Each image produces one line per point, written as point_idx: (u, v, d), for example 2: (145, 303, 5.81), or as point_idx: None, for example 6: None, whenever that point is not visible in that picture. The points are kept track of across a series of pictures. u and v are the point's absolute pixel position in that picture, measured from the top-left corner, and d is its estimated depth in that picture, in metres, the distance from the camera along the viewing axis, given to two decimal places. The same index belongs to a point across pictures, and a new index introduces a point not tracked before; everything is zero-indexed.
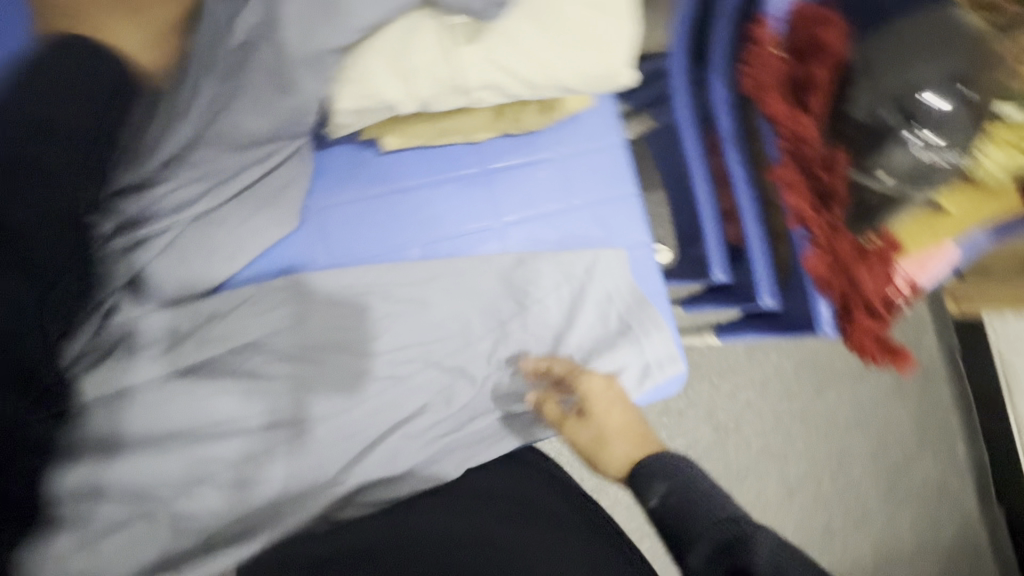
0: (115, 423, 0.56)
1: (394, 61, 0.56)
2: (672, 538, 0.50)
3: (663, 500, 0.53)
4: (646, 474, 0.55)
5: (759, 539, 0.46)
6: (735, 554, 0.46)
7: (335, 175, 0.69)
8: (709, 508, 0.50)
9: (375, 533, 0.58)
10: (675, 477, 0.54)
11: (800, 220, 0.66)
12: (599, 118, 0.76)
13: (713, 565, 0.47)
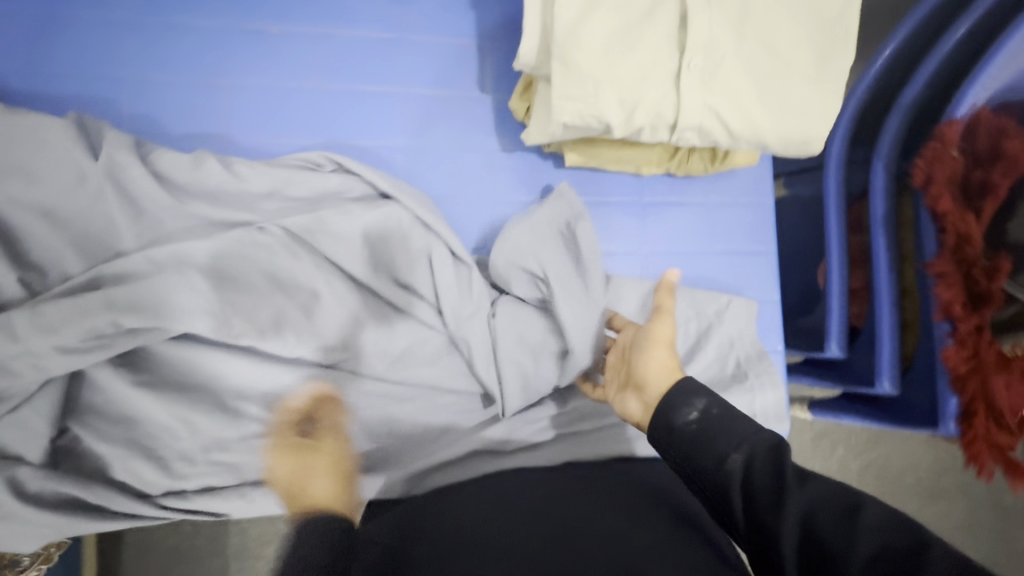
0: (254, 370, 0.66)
1: (621, 86, 0.56)
2: (721, 448, 0.49)
3: (704, 413, 0.52)
4: (682, 389, 0.54)
5: (789, 456, 0.47)
6: (775, 465, 0.47)
7: (511, 177, 0.76)
8: (727, 433, 0.50)
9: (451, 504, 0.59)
10: (717, 394, 0.53)
11: (946, 313, 0.67)
12: (755, 177, 0.80)
13: (753, 475, 0.47)
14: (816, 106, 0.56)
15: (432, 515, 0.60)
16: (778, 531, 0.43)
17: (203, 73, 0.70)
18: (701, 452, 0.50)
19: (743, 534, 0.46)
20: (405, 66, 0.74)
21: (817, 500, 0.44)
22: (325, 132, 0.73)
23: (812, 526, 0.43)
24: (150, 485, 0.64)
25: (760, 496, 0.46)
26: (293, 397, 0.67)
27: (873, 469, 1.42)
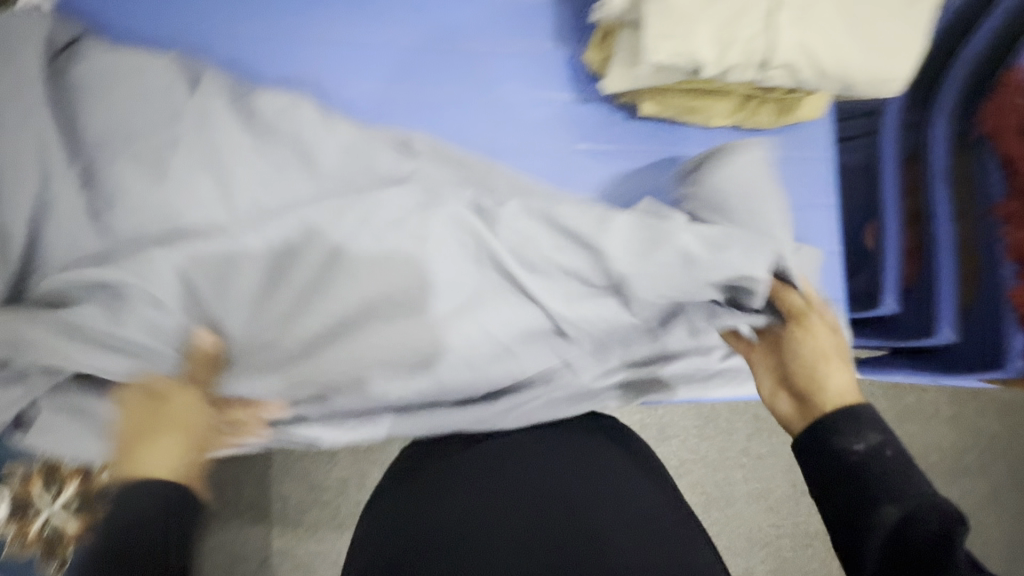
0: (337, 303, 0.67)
1: (716, 24, 0.59)
2: (880, 494, 0.55)
3: (879, 452, 0.58)
4: (840, 421, 0.61)
5: (961, 533, 0.49)
6: (941, 532, 0.50)
7: (585, 126, 0.78)
8: (893, 481, 0.55)
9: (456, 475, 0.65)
10: (898, 444, 0.58)
11: (1016, 254, 0.73)
12: (817, 133, 0.83)
13: (907, 524, 0.52)
14: (903, 47, 0.59)
15: (474, 480, 0.63)
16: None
17: (295, 23, 0.73)
18: (856, 485, 0.56)
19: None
20: (485, 21, 0.77)
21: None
22: (408, 82, 0.75)
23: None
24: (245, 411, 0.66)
25: (908, 550, 0.50)
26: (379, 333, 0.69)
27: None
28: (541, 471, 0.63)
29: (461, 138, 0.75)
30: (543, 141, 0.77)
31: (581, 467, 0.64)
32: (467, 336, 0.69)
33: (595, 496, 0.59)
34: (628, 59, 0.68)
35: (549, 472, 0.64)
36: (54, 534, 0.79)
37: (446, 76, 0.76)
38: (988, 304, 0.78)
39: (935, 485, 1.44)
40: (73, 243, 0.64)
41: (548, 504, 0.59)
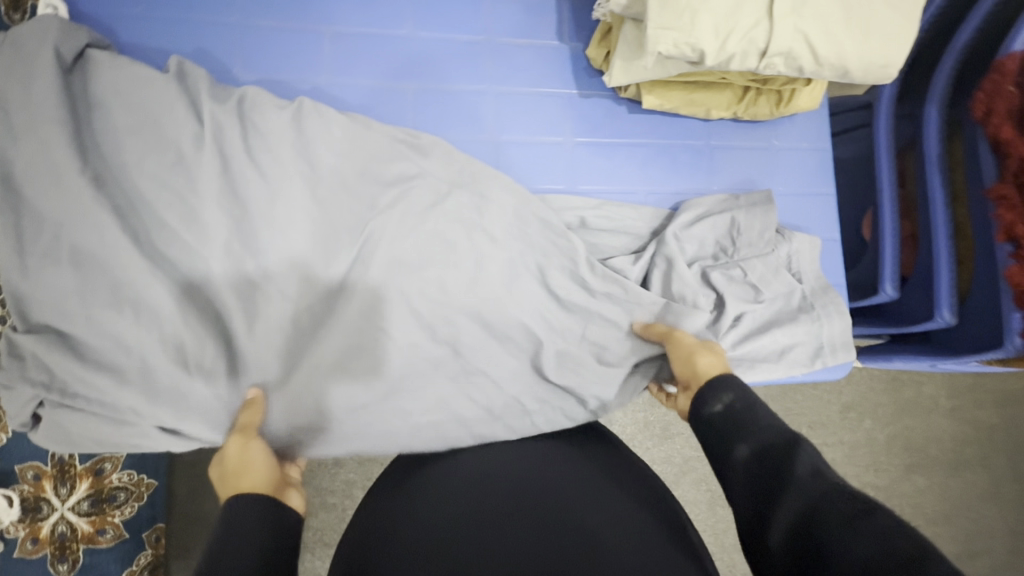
0: (346, 300, 0.67)
1: (717, 15, 0.61)
2: (737, 440, 0.52)
3: (733, 406, 0.55)
4: (713, 384, 0.57)
5: (802, 451, 0.48)
6: (783, 459, 0.48)
7: (589, 120, 0.80)
8: (752, 427, 0.52)
9: (430, 480, 0.59)
10: (747, 392, 0.56)
11: (1008, 234, 0.71)
12: (814, 123, 0.86)
13: (758, 462, 0.49)
14: (896, 35, 0.61)
15: (446, 482, 0.59)
16: (771, 520, 0.46)
17: (303, 22, 0.74)
18: (716, 439, 0.54)
19: (747, 522, 0.48)
20: (490, 17, 0.78)
21: (824, 490, 0.45)
22: (415, 78, 0.76)
23: (811, 519, 0.44)
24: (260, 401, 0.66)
25: (763, 487, 0.48)
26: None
27: (900, 437, 1.45)
28: (510, 472, 0.59)
29: (467, 132, 0.77)
30: (548, 135, 0.79)
31: (567, 475, 0.59)
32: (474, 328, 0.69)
33: (564, 493, 0.56)
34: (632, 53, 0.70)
35: (533, 476, 0.58)
36: (67, 536, 0.77)
37: (453, 73, 0.77)
38: (985, 285, 0.80)
39: (935, 478, 1.45)
40: (62, 245, 0.61)
41: (505, 495, 0.56)
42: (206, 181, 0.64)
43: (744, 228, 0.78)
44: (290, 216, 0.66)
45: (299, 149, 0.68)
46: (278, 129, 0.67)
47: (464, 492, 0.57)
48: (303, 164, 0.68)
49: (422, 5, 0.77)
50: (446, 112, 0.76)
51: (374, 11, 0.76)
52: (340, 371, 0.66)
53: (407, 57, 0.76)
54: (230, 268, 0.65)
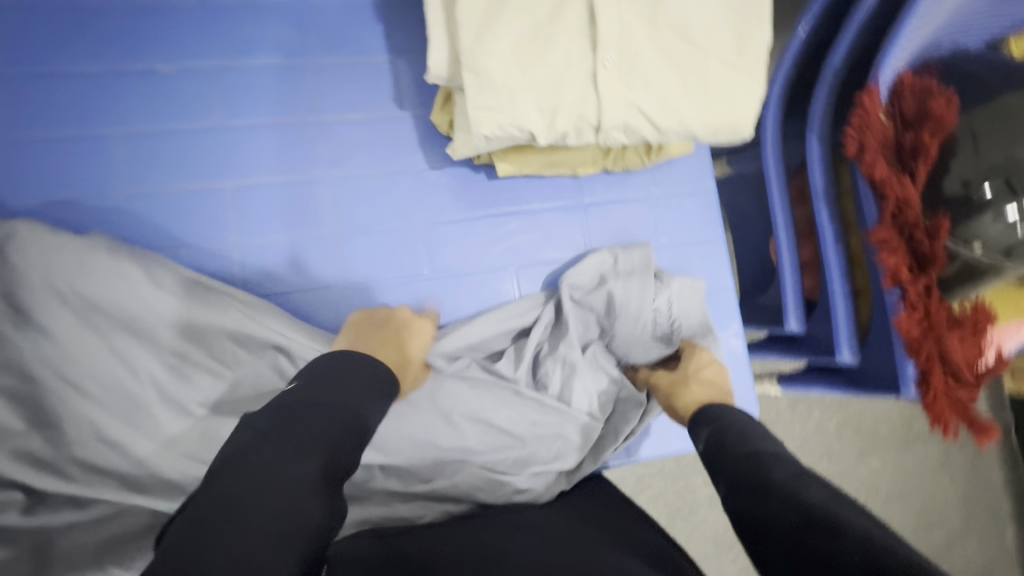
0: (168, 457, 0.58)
1: (539, 91, 0.53)
2: (715, 472, 0.51)
3: (705, 438, 0.55)
4: (698, 420, 0.58)
5: (781, 476, 0.45)
6: (756, 487, 0.45)
7: (444, 194, 0.72)
8: (738, 451, 0.50)
9: (444, 543, 0.53)
10: (725, 417, 0.55)
11: (894, 279, 0.67)
12: (694, 165, 0.79)
13: (738, 490, 0.46)
14: (741, 91, 0.54)
15: (455, 546, 0.52)
16: (767, 551, 0.42)
17: (87, 127, 0.63)
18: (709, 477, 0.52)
19: (750, 557, 0.44)
20: (316, 92, 0.69)
21: (797, 517, 0.41)
22: (236, 173, 0.66)
23: (800, 555, 0.39)
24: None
25: (752, 519, 0.44)
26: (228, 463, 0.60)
27: (852, 423, 1.37)
28: (523, 533, 0.55)
29: (304, 225, 0.68)
30: (400, 215, 0.70)
31: (557, 541, 0.53)
32: None
33: (511, 546, 0.52)
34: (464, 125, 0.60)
35: (536, 541, 0.53)
36: None
37: (278, 161, 0.68)
38: (882, 321, 0.76)
39: (895, 457, 1.36)
40: None
41: (517, 548, 0.51)
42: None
43: (624, 304, 0.71)
44: (98, 367, 0.57)
45: (83, 284, 0.57)
46: (70, 259, 0.57)
47: (480, 552, 0.51)
48: (95, 313, 0.57)
49: (228, 89, 0.67)
50: (279, 206, 0.67)
51: (174, 104, 0.66)
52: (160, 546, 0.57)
53: (219, 153, 0.66)
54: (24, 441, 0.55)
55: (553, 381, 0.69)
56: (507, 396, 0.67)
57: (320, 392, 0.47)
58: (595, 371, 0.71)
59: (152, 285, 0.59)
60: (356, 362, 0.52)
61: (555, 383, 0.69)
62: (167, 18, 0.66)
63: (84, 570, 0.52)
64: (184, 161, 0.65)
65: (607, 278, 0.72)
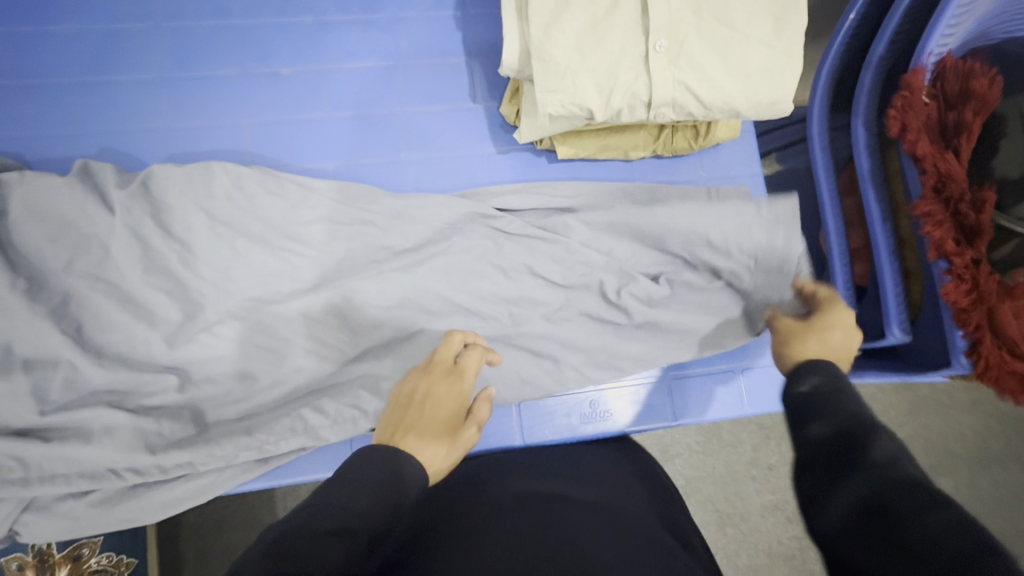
0: (280, 378, 0.70)
1: (597, 75, 0.62)
2: (810, 421, 0.47)
3: (818, 389, 0.50)
4: (812, 367, 0.52)
5: (885, 440, 0.43)
6: (861, 445, 0.43)
7: (510, 174, 0.82)
8: (845, 404, 0.47)
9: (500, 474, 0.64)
10: (838, 376, 0.51)
11: (939, 251, 0.69)
12: (742, 150, 0.85)
13: (836, 439, 0.44)
14: (779, 68, 0.61)
15: (514, 478, 0.62)
16: (831, 498, 0.42)
17: (224, 115, 0.78)
18: (794, 416, 0.49)
19: (835, 510, 0.41)
20: (404, 89, 0.82)
21: (894, 477, 0.40)
22: (337, 156, 0.79)
23: (882, 503, 0.39)
24: (225, 465, 0.68)
25: (835, 471, 0.43)
26: (333, 385, 0.72)
27: (926, 433, 1.25)
28: (566, 475, 0.63)
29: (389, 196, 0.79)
30: (471, 190, 0.80)
31: (592, 484, 0.61)
32: None
33: (564, 488, 0.59)
34: (530, 110, 0.69)
35: (581, 481, 0.62)
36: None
37: (371, 145, 0.80)
38: (933, 298, 0.77)
39: (978, 473, 1.24)
40: (14, 356, 0.63)
41: (554, 486, 0.60)
42: (133, 273, 0.67)
43: (740, 234, 0.75)
44: (250, 280, 0.71)
45: (224, 210, 0.71)
46: (224, 184, 0.72)
47: (537, 484, 0.60)
48: (239, 238, 0.71)
49: (332, 86, 0.81)
50: (370, 182, 0.79)
51: (290, 98, 0.80)
52: (266, 453, 0.69)
53: (322, 138, 0.79)
54: (178, 343, 0.67)
55: (618, 253, 0.77)
56: (570, 322, 0.76)
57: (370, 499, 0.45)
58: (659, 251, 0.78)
59: (289, 218, 0.73)
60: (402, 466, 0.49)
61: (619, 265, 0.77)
62: (289, 32, 0.81)
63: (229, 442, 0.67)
64: (295, 143, 0.79)
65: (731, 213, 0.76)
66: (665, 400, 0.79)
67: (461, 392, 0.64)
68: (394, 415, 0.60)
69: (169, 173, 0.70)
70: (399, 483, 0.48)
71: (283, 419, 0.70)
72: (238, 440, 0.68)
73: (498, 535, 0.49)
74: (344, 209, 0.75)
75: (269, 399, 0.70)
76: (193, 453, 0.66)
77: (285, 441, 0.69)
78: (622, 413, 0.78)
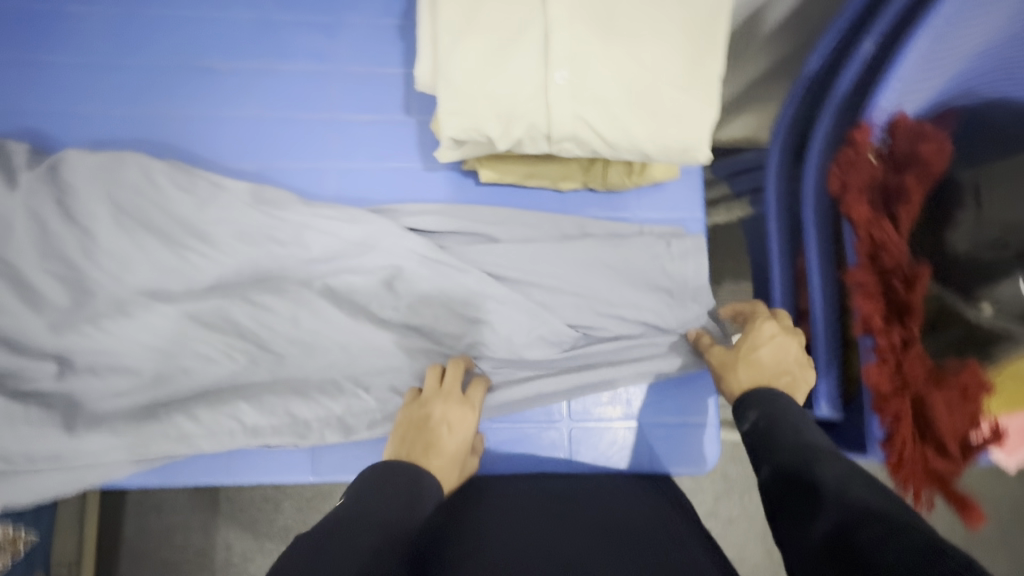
0: (163, 377, 0.69)
1: (496, 99, 0.58)
2: (759, 467, 0.50)
3: (757, 425, 0.54)
4: (744, 403, 0.57)
5: (823, 464, 0.45)
6: (805, 475, 0.45)
7: (432, 192, 0.79)
8: (786, 440, 0.50)
9: (521, 496, 0.66)
10: (776, 408, 0.54)
11: (866, 327, 0.62)
12: (683, 190, 0.80)
13: (782, 477, 0.47)
14: (689, 111, 0.57)
15: (528, 499, 0.66)
16: (804, 536, 0.42)
17: (151, 107, 0.77)
18: (753, 464, 0.52)
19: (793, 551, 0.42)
20: (337, 95, 0.80)
21: (854, 503, 0.41)
22: (260, 156, 0.78)
23: (846, 535, 0.39)
24: (93, 460, 0.67)
25: (786, 507, 0.45)
26: (217, 391, 0.70)
27: None
28: (584, 496, 0.67)
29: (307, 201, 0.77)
30: (391, 204, 0.78)
31: (613, 509, 0.64)
32: (293, 408, 0.70)
33: (586, 509, 0.64)
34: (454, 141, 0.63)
35: (600, 502, 0.65)
36: None
37: (295, 149, 0.79)
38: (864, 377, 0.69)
39: None
40: None
41: (569, 509, 0.63)
42: (29, 257, 0.68)
43: (652, 283, 0.74)
44: (146, 274, 0.70)
45: (129, 201, 0.71)
46: (133, 175, 0.71)
47: (554, 508, 0.63)
48: (138, 230, 0.70)
49: (262, 86, 0.79)
50: (288, 186, 0.77)
51: (218, 94, 0.79)
52: (134, 452, 0.67)
53: (247, 137, 0.78)
54: (63, 331, 0.67)
55: (532, 287, 0.74)
56: (469, 353, 0.72)
57: (390, 506, 0.49)
58: (577, 291, 0.74)
59: (194, 214, 0.71)
60: (402, 484, 0.53)
61: (530, 300, 0.73)
62: (229, 28, 0.80)
63: (98, 438, 0.66)
64: (216, 140, 0.78)
65: (648, 261, 0.75)
66: (562, 445, 0.74)
67: (473, 425, 0.65)
68: (405, 441, 0.61)
69: (81, 159, 0.70)
70: (421, 495, 0.53)
71: (157, 420, 0.68)
72: (107, 437, 0.66)
73: (504, 553, 0.53)
74: (253, 206, 0.72)
75: (146, 397, 0.69)
76: (58, 445, 0.65)
77: (155, 445, 0.67)
78: (512, 455, 0.73)
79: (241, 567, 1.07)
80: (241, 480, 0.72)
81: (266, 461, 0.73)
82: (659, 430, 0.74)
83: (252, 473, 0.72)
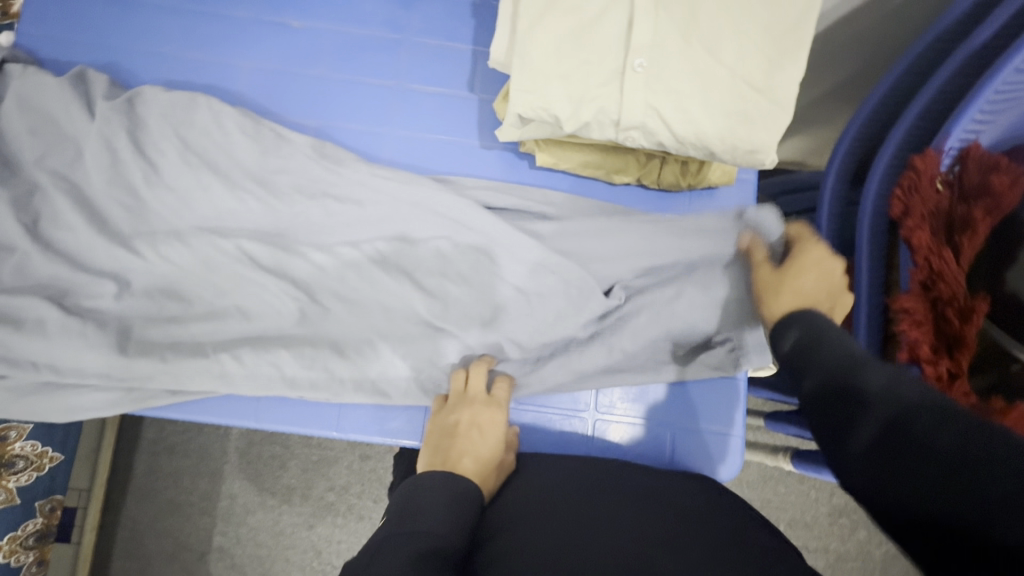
0: (205, 314, 0.71)
1: (570, 81, 0.58)
2: (800, 378, 0.48)
3: (797, 339, 0.50)
4: (789, 320, 0.52)
5: (876, 370, 0.43)
6: (856, 381, 0.44)
7: (485, 170, 0.80)
8: (829, 352, 0.47)
9: (571, 468, 0.67)
10: (818, 322, 0.50)
11: (911, 355, 0.62)
12: (736, 198, 0.80)
13: (830, 387, 0.45)
14: (762, 114, 0.57)
15: (575, 472, 0.66)
16: (853, 437, 0.42)
17: (227, 54, 0.80)
18: (792, 375, 0.49)
19: (841, 455, 0.42)
20: (406, 64, 0.81)
21: (909, 399, 0.41)
22: (324, 115, 0.80)
23: (903, 432, 0.39)
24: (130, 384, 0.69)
25: (835, 416, 0.44)
26: (256, 337, 0.72)
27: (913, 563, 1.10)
28: (627, 471, 0.67)
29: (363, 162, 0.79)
30: (445, 175, 0.79)
31: (659, 483, 0.65)
32: (325, 362, 0.71)
33: (632, 485, 0.64)
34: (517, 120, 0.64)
35: (642, 475, 0.66)
36: None
37: (358, 111, 0.80)
38: None
39: None
40: None
41: (613, 483, 0.64)
42: (98, 181, 0.70)
43: (695, 285, 0.73)
44: (203, 213, 0.72)
45: (197, 141, 0.73)
46: (203, 117, 0.73)
47: (599, 482, 0.64)
48: (200, 170, 0.72)
49: (334, 47, 0.81)
50: (347, 146, 0.79)
51: (292, 50, 0.81)
52: (169, 382, 0.69)
53: (313, 95, 0.80)
54: (118, 257, 0.69)
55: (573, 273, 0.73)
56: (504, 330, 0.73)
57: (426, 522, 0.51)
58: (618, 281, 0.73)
59: (256, 162, 0.73)
60: (435, 490, 0.55)
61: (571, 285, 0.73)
62: None
63: (136, 365, 0.68)
64: (284, 93, 0.80)
65: (695, 255, 0.73)
66: (582, 438, 0.74)
67: (502, 422, 0.67)
68: (439, 451, 0.63)
69: (157, 96, 0.73)
70: (461, 501, 0.54)
71: (194, 355, 0.69)
72: (145, 365, 0.68)
73: (543, 538, 0.53)
74: (312, 162, 0.74)
75: (186, 332, 0.70)
76: (100, 366, 0.67)
77: (190, 379, 0.69)
78: (533, 440, 0.74)
79: (241, 517, 1.10)
80: (264, 426, 0.73)
81: (291, 411, 0.74)
82: (681, 435, 0.74)
83: (275, 421, 0.73)
